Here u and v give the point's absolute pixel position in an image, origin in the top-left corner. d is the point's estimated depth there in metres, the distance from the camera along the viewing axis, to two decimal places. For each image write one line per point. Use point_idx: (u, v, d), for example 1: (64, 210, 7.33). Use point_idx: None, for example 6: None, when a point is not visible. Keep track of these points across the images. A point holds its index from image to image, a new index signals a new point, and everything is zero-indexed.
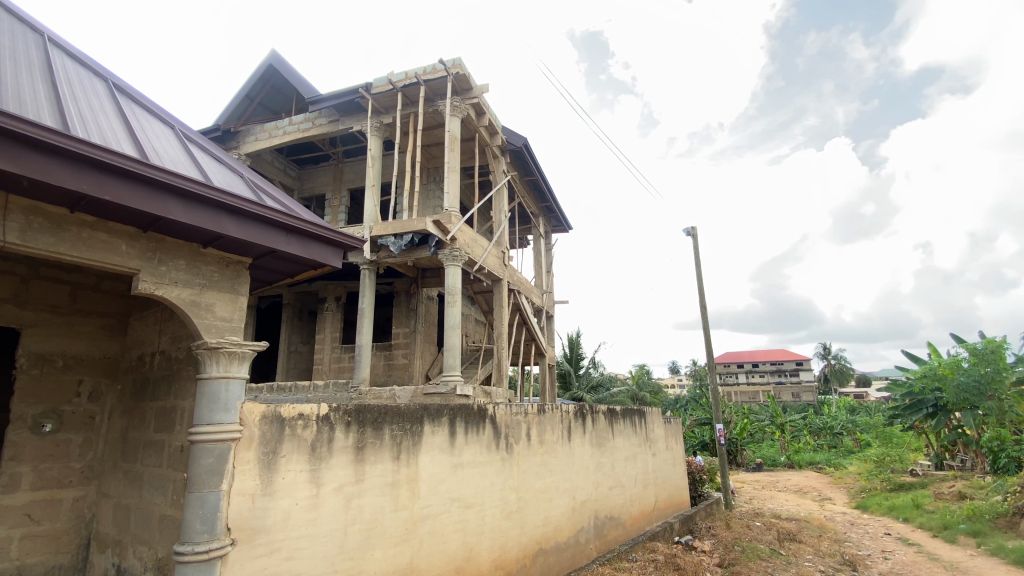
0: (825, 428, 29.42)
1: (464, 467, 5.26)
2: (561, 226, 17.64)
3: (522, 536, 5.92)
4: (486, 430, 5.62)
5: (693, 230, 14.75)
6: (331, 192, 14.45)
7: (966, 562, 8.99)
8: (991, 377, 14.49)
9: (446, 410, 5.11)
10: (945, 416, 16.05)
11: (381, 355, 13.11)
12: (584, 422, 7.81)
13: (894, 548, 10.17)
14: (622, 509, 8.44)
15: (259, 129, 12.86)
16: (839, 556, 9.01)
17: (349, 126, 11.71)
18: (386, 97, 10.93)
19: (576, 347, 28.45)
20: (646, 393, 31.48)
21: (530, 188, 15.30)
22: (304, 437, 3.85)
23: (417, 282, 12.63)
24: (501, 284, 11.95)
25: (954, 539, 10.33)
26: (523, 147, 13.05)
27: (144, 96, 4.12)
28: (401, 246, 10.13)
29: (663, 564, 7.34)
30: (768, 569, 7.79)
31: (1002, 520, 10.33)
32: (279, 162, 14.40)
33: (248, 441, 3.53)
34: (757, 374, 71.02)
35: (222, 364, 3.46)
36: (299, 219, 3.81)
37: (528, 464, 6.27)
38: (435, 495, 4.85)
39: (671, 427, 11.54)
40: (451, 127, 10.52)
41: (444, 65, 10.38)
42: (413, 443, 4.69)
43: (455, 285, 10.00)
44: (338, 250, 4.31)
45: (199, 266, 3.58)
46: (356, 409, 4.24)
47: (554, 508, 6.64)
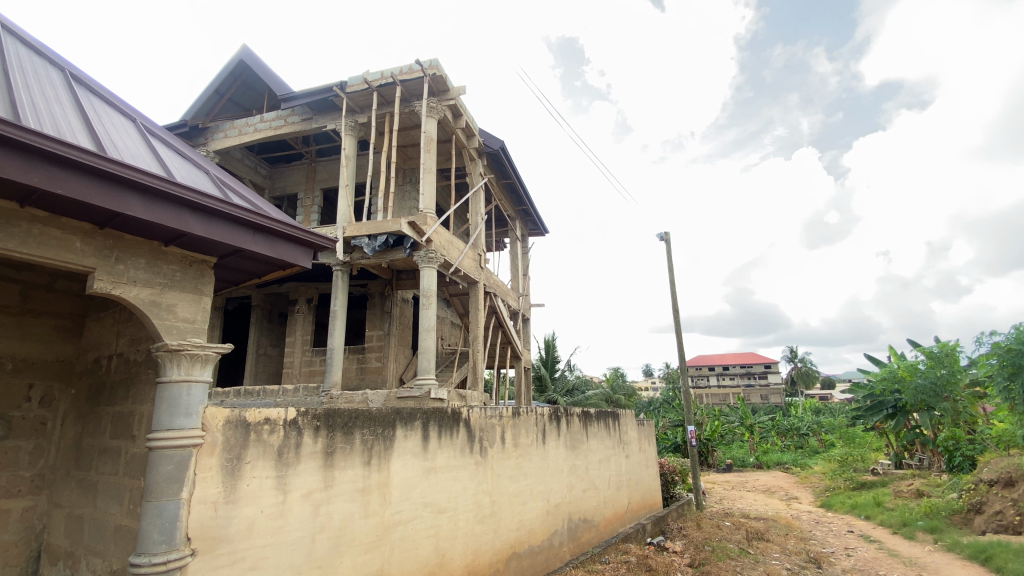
0: (793, 429, 30.13)
1: (438, 470, 5.17)
2: (537, 229, 17.66)
3: (495, 540, 5.88)
4: (460, 433, 5.55)
5: (667, 236, 15.00)
6: (303, 192, 14.15)
7: (924, 558, 9.32)
8: (947, 380, 15.21)
9: (419, 414, 5.01)
10: (904, 417, 16.63)
11: (353, 358, 12.88)
12: (559, 424, 7.83)
13: (856, 545, 10.46)
14: (596, 511, 8.50)
15: (229, 125, 12.55)
16: (805, 554, 9.23)
17: (323, 125, 11.50)
18: (361, 96, 10.82)
19: (552, 350, 28.57)
20: (621, 396, 31.78)
21: (507, 191, 15.29)
22: (270, 442, 3.73)
23: (391, 284, 12.46)
24: (477, 287, 11.86)
25: (913, 536, 10.72)
26: (500, 149, 13.00)
27: (104, 88, 3.95)
28: (375, 247, 9.94)
29: (636, 565, 7.39)
30: (737, 568, 7.88)
31: (958, 516, 10.77)
32: (249, 161, 14.04)
33: (211, 447, 3.41)
34: (727, 377, 72.54)
35: (184, 367, 3.33)
36: (267, 218, 3.70)
37: (503, 468, 6.23)
38: (407, 500, 4.76)
39: (645, 429, 11.67)
40: (428, 127, 10.43)
41: (419, 66, 10.25)
42: (384, 448, 4.60)
43: (431, 286, 9.87)
44: (308, 250, 4.21)
45: (160, 264, 3.44)
46: (325, 413, 4.13)
47: (528, 512, 6.60)
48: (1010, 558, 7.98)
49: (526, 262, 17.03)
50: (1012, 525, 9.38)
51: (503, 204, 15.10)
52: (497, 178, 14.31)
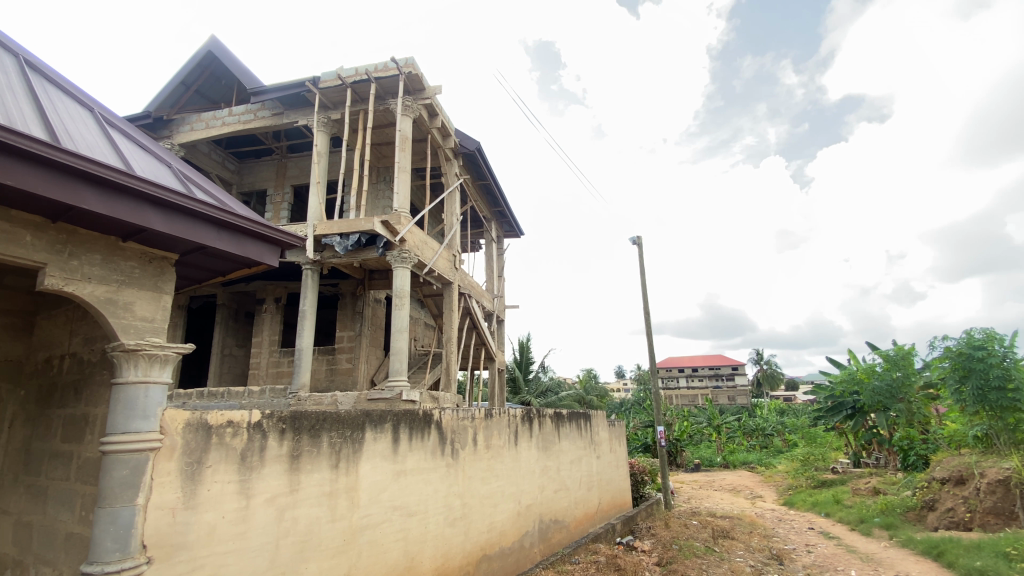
0: (758, 429, 30.94)
1: (407, 473, 5.10)
2: (512, 231, 17.68)
3: (466, 543, 5.84)
4: (431, 436, 5.49)
5: (639, 240, 15.22)
6: (273, 188, 13.81)
7: (880, 553, 9.69)
8: (902, 382, 15.89)
9: (390, 416, 4.94)
10: (862, 417, 17.28)
11: (323, 359, 12.63)
12: (532, 425, 7.84)
13: (816, 542, 10.81)
14: (567, 512, 8.54)
15: (196, 118, 12.16)
16: (768, 551, 9.50)
17: (294, 120, 11.26)
18: (334, 93, 10.65)
19: (526, 352, 28.66)
20: (594, 397, 32.10)
21: (483, 192, 15.27)
22: (233, 445, 3.62)
23: (363, 284, 12.27)
24: (451, 288, 11.79)
25: (870, 532, 11.16)
26: (477, 150, 12.96)
27: (61, 76, 3.77)
28: (346, 247, 9.78)
29: (605, 565, 7.45)
30: (703, 566, 8.03)
31: (911, 513, 11.27)
32: (216, 155, 13.63)
33: (170, 450, 3.28)
34: (696, 378, 74.06)
35: (141, 368, 3.22)
36: (232, 214, 3.60)
37: (474, 470, 6.20)
38: (376, 503, 4.69)
39: (616, 429, 11.80)
40: (403, 126, 10.33)
41: (395, 64, 10.15)
42: (353, 451, 4.51)
43: (404, 286, 9.75)
44: (275, 248, 4.10)
45: (117, 260, 3.30)
46: (291, 416, 4.04)
47: (499, 513, 6.58)
48: (960, 553, 8.35)
49: (500, 263, 17.03)
50: (962, 521, 9.84)
51: (478, 205, 15.06)
52: (472, 179, 14.28)
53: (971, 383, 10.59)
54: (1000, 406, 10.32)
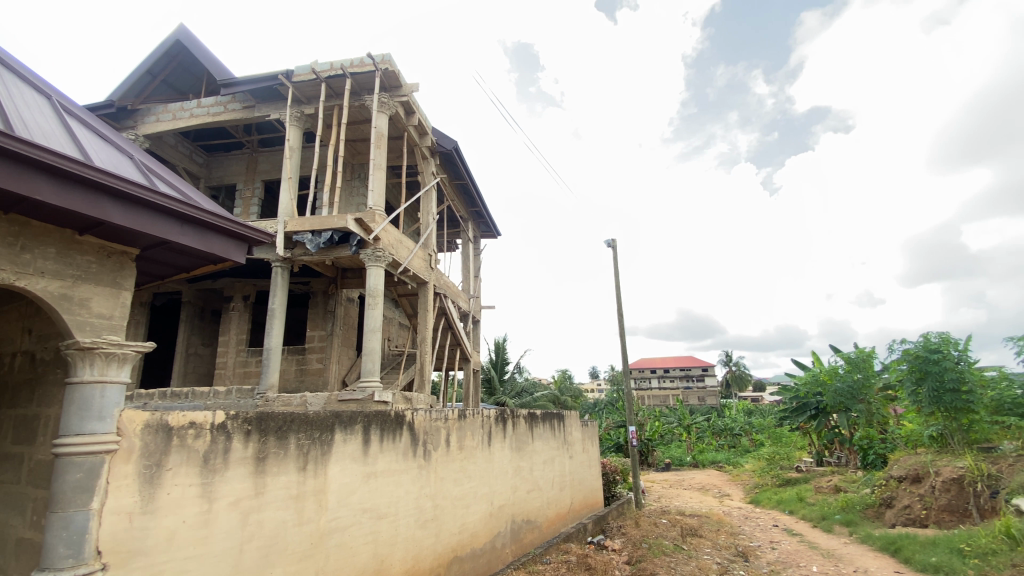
0: (726, 429, 31.65)
1: (377, 475, 5.02)
2: (489, 231, 17.65)
3: (436, 545, 5.78)
4: (403, 437, 5.42)
5: (614, 243, 15.41)
6: (243, 182, 13.44)
7: (840, 549, 10.03)
8: (862, 383, 16.50)
9: (360, 417, 4.86)
10: (825, 417, 17.86)
11: (293, 359, 12.37)
12: (505, 425, 7.83)
13: (780, 539, 11.13)
14: (539, 512, 8.56)
15: (162, 109, 11.75)
16: (734, 548, 9.74)
17: (266, 114, 10.99)
18: (309, 87, 10.44)
19: (501, 352, 28.66)
20: (568, 398, 32.33)
21: (459, 191, 15.19)
22: (195, 447, 3.50)
23: (336, 282, 12.05)
24: (426, 287, 11.70)
25: (831, 529, 11.54)
26: (454, 149, 12.88)
27: (13, 59, 3.58)
28: (318, 245, 9.58)
29: (575, 564, 7.49)
30: (672, 564, 8.16)
31: (870, 510, 11.71)
32: (183, 147, 13.20)
33: (127, 453, 3.15)
34: (667, 379, 75.33)
35: (97, 367, 3.10)
36: (197, 209, 3.49)
37: (446, 471, 6.15)
38: (345, 506, 4.60)
39: (588, 430, 11.90)
40: (378, 122, 10.19)
41: (371, 59, 10.02)
42: (321, 453, 4.42)
43: (377, 286, 9.62)
44: (241, 244, 4.00)
45: (73, 255, 3.16)
46: (257, 416, 3.93)
47: (470, 514, 6.54)
48: (916, 549, 8.70)
49: (476, 263, 16.98)
50: (918, 518, 10.26)
51: (455, 205, 14.99)
52: (449, 178, 14.19)
53: (927, 384, 11.04)
54: (953, 407, 10.81)
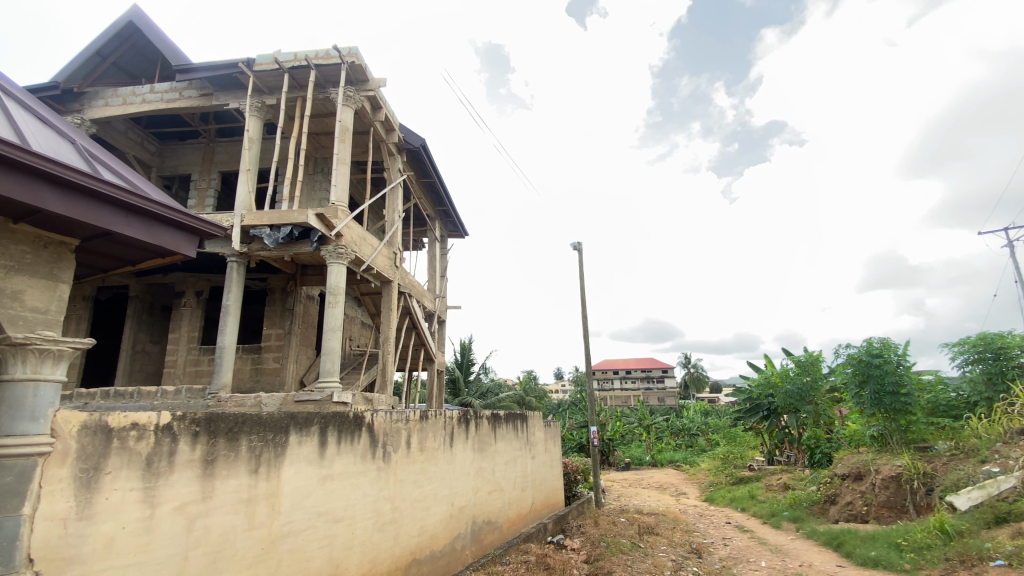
0: (684, 429, 32.53)
1: (334, 478, 4.90)
2: (456, 231, 17.55)
3: (395, 548, 5.69)
4: (362, 439, 5.31)
5: (579, 246, 15.61)
6: (198, 173, 12.89)
7: (788, 545, 10.46)
8: (811, 386, 17.27)
9: (317, 418, 4.72)
10: (776, 418, 18.62)
11: (248, 358, 11.96)
12: (467, 426, 7.80)
13: (732, 536, 11.53)
14: (500, 513, 8.56)
15: (112, 93, 11.14)
16: (688, 545, 10.02)
17: (225, 103, 10.58)
18: (271, 77, 10.12)
19: (467, 353, 28.55)
20: (533, 398, 32.49)
21: (426, 190, 15.03)
22: (137, 450, 3.33)
23: (295, 279, 11.72)
24: (390, 286, 11.52)
25: (779, 525, 12.03)
26: (421, 147, 12.73)
27: None
28: (277, 240, 9.27)
29: (534, 564, 7.53)
30: (628, 562, 8.32)
31: (815, 506, 12.29)
32: (134, 134, 12.55)
33: (62, 456, 2.97)
34: (629, 379, 76.76)
35: (31, 364, 2.87)
36: (146, 200, 3.33)
37: (406, 472, 6.07)
38: (299, 510, 4.47)
39: (551, 430, 11.98)
40: (343, 116, 9.97)
41: (337, 52, 9.79)
42: (274, 455, 4.28)
43: (338, 284, 9.39)
44: (193, 238, 3.84)
45: (5, 244, 2.94)
46: (206, 417, 3.76)
47: (430, 516, 6.47)
48: (857, 543, 9.18)
49: (442, 263, 16.85)
50: (860, 514, 10.83)
51: (421, 203, 14.82)
52: (416, 176, 14.02)
53: (869, 387, 11.65)
54: (893, 409, 11.44)
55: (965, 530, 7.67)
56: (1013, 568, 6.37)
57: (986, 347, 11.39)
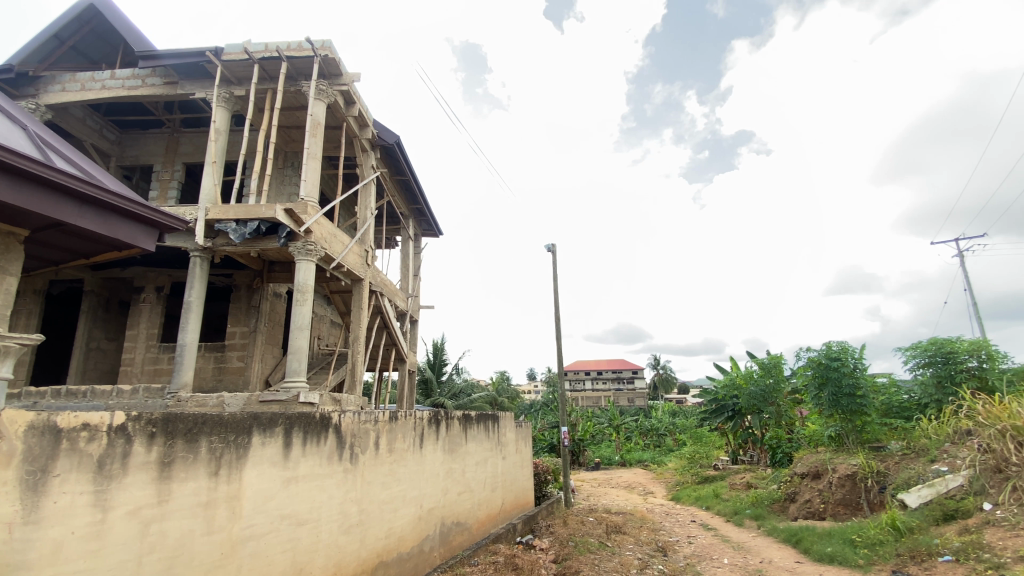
0: (652, 429, 33.09)
1: (299, 480, 4.79)
2: (430, 230, 17.42)
3: (361, 551, 5.60)
4: (328, 440, 5.20)
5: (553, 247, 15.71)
6: (161, 164, 12.42)
7: (749, 542, 10.78)
8: (773, 387, 17.79)
9: (281, 419, 4.61)
10: (740, 418, 19.16)
11: (210, 357, 11.59)
12: (438, 427, 7.74)
13: (696, 534, 11.80)
14: (469, 514, 8.52)
15: (70, 78, 10.64)
16: (654, 543, 10.19)
17: (191, 92, 10.22)
18: (240, 67, 9.84)
19: (440, 354, 28.38)
20: (505, 399, 32.50)
21: (400, 187, 14.86)
22: (88, 452, 3.18)
23: (261, 276, 11.42)
24: (361, 285, 11.34)
25: (742, 523, 12.38)
26: (395, 144, 12.58)
27: None
28: (243, 235, 9.02)
29: (503, 564, 7.54)
30: (596, 561, 8.41)
31: (776, 504, 12.69)
32: (92, 121, 12.00)
33: (6, 458, 2.81)
34: (600, 380, 77.57)
35: None
36: (103, 190, 3.21)
37: (374, 474, 5.98)
38: (261, 513, 4.36)
39: (522, 431, 12.00)
40: (315, 110, 9.77)
41: (309, 44, 9.58)
42: (236, 457, 4.15)
43: (307, 281, 9.18)
44: (151, 231, 3.71)
45: None
46: (164, 418, 3.62)
47: (398, 518, 6.40)
48: (814, 540, 9.52)
49: (415, 262, 16.69)
50: (817, 511, 11.24)
51: (395, 201, 14.66)
52: (390, 173, 13.86)
53: (828, 389, 12.10)
54: (849, 410, 11.92)
55: (915, 526, 8.03)
56: (959, 564, 6.70)
57: (936, 351, 11.95)
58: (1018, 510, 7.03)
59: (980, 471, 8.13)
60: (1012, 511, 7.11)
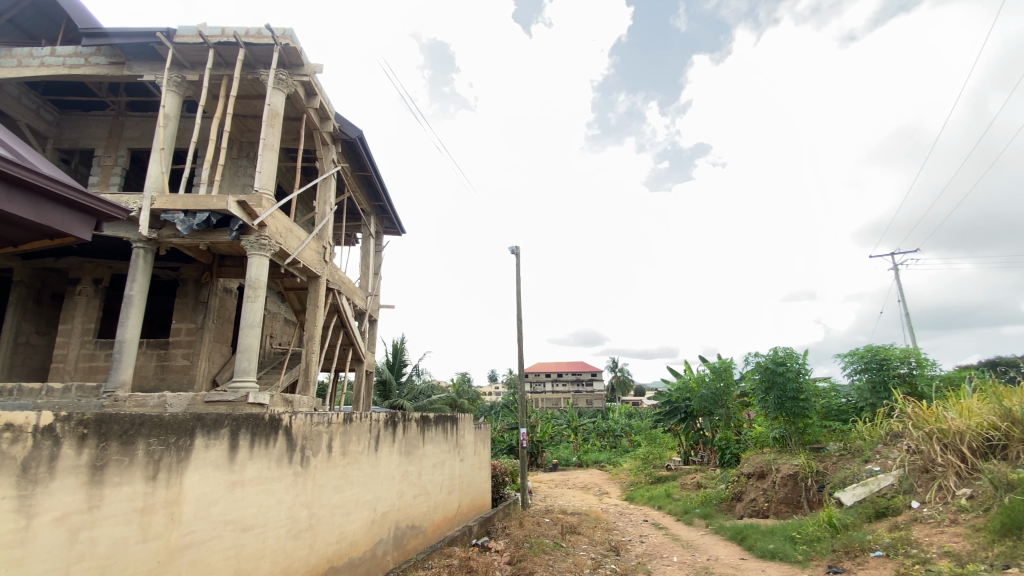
0: (609, 431, 33.71)
1: (245, 484, 4.59)
2: (392, 228, 17.14)
3: (310, 557, 5.44)
4: (278, 442, 5.02)
5: (516, 250, 15.77)
6: (103, 149, 11.70)
7: (698, 540, 11.14)
8: (723, 391, 18.45)
9: (227, 421, 4.40)
10: (691, 420, 19.80)
11: (152, 354, 11.00)
12: (395, 429, 7.60)
13: (648, 533, 12.12)
14: (424, 517, 8.41)
15: (3, 52, 9.88)
16: (607, 543, 10.38)
17: (139, 74, 9.68)
18: (193, 51, 9.40)
19: (399, 354, 27.97)
20: (464, 400, 32.36)
21: (361, 183, 14.56)
22: (10, 454, 2.96)
23: (211, 270, 10.94)
24: (318, 282, 11.01)
25: (691, 522, 12.79)
26: (358, 139, 12.31)
27: None
28: (191, 226, 8.60)
29: (457, 567, 7.49)
30: (550, 562, 8.47)
31: (723, 503, 13.17)
32: (28, 100, 11.18)
33: None
34: (560, 382, 78.40)
35: None
36: (35, 174, 3.00)
37: (326, 478, 5.81)
38: (203, 519, 4.16)
39: (481, 432, 11.96)
40: (273, 100, 9.44)
41: (269, 31, 9.24)
42: (176, 460, 3.94)
43: (259, 276, 8.82)
44: (89, 219, 3.49)
45: None
46: (97, 419, 3.41)
47: (350, 523, 6.25)
48: (758, 537, 9.93)
49: (375, 260, 16.38)
50: (761, 509, 11.71)
51: (356, 197, 14.36)
52: (351, 168, 13.55)
53: (773, 393, 12.66)
54: (793, 412, 12.53)
55: (850, 523, 8.50)
56: (889, 559, 7.14)
57: (871, 358, 12.70)
58: (942, 508, 7.56)
59: (909, 471, 8.68)
60: (937, 509, 7.63)
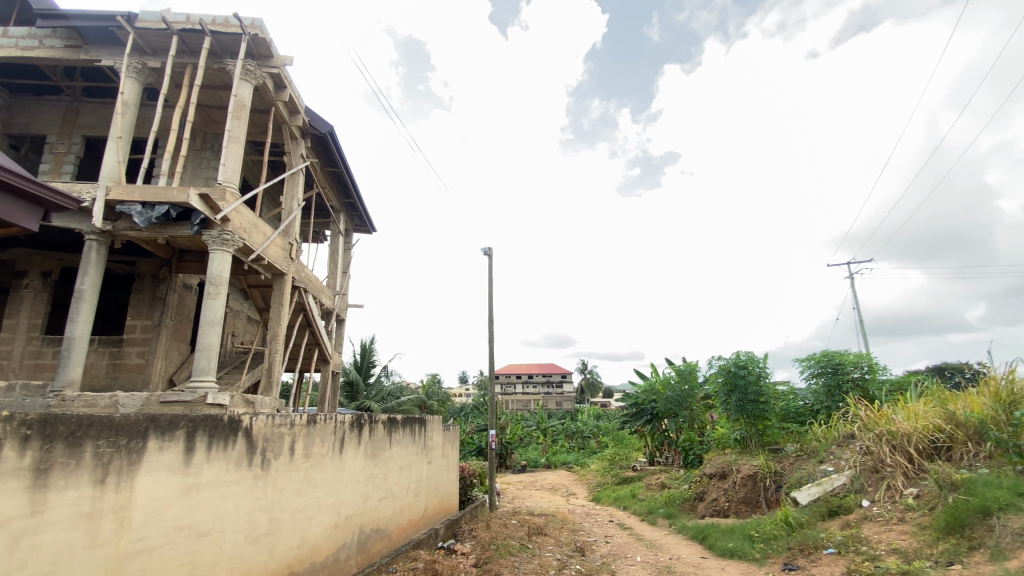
0: (577, 432, 34.01)
1: (201, 488, 4.43)
2: (363, 226, 16.88)
3: (269, 562, 5.29)
4: (238, 444, 4.87)
5: (488, 251, 15.76)
6: (56, 135, 11.12)
7: (661, 539, 11.36)
8: (687, 393, 18.87)
9: (184, 422, 4.24)
10: (657, 422, 20.17)
11: (104, 352, 10.52)
12: (360, 431, 7.48)
13: (613, 533, 12.29)
14: (390, 520, 8.29)
15: None
16: (572, 543, 10.48)
17: (98, 59, 9.25)
18: (156, 37, 9.04)
19: (367, 355, 27.56)
20: (433, 402, 32.10)
21: (331, 179, 14.29)
22: None
23: (170, 265, 10.53)
24: (283, 279, 10.73)
25: (655, 522, 13.03)
26: (328, 134, 12.09)
27: None
28: (149, 219, 8.25)
29: (423, 571, 7.41)
30: (515, 563, 8.48)
31: (686, 503, 13.46)
32: None
33: None
34: (530, 384, 78.67)
35: None
36: None
37: (287, 481, 5.67)
38: (155, 525, 3.99)
39: (449, 434, 11.89)
40: (240, 91, 9.16)
41: (237, 21, 8.95)
42: (127, 463, 3.77)
43: (222, 272, 8.53)
44: (36, 209, 3.31)
45: None
46: (41, 420, 3.24)
47: (312, 527, 6.11)
48: (718, 536, 10.20)
49: (344, 258, 16.08)
50: (722, 509, 12.01)
51: (326, 193, 14.08)
52: (321, 164, 13.29)
53: (735, 396, 13.02)
54: (753, 415, 12.92)
55: (805, 521, 8.83)
56: (840, 556, 7.43)
57: (827, 362, 13.22)
58: (890, 506, 7.93)
59: (860, 471, 9.07)
60: (885, 507, 8.00)
